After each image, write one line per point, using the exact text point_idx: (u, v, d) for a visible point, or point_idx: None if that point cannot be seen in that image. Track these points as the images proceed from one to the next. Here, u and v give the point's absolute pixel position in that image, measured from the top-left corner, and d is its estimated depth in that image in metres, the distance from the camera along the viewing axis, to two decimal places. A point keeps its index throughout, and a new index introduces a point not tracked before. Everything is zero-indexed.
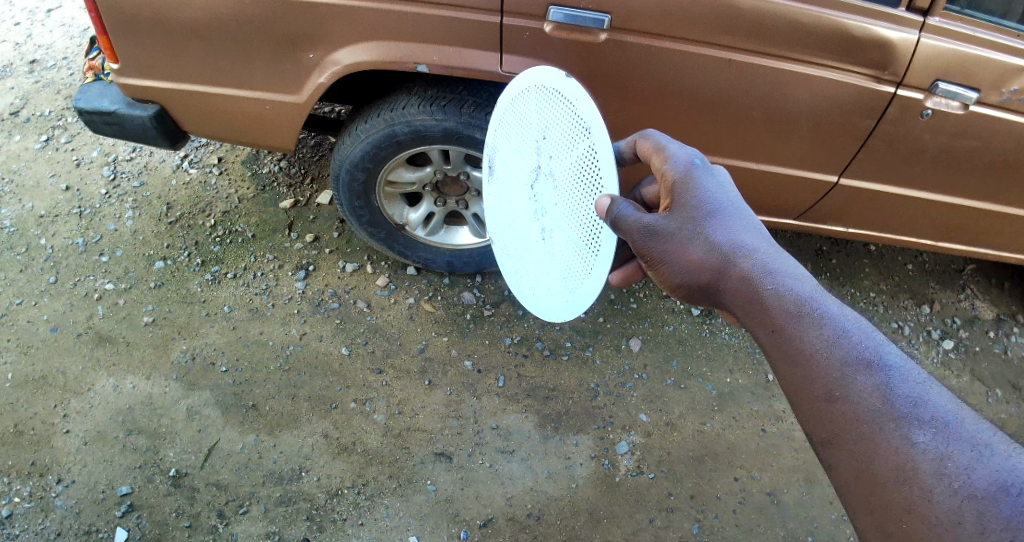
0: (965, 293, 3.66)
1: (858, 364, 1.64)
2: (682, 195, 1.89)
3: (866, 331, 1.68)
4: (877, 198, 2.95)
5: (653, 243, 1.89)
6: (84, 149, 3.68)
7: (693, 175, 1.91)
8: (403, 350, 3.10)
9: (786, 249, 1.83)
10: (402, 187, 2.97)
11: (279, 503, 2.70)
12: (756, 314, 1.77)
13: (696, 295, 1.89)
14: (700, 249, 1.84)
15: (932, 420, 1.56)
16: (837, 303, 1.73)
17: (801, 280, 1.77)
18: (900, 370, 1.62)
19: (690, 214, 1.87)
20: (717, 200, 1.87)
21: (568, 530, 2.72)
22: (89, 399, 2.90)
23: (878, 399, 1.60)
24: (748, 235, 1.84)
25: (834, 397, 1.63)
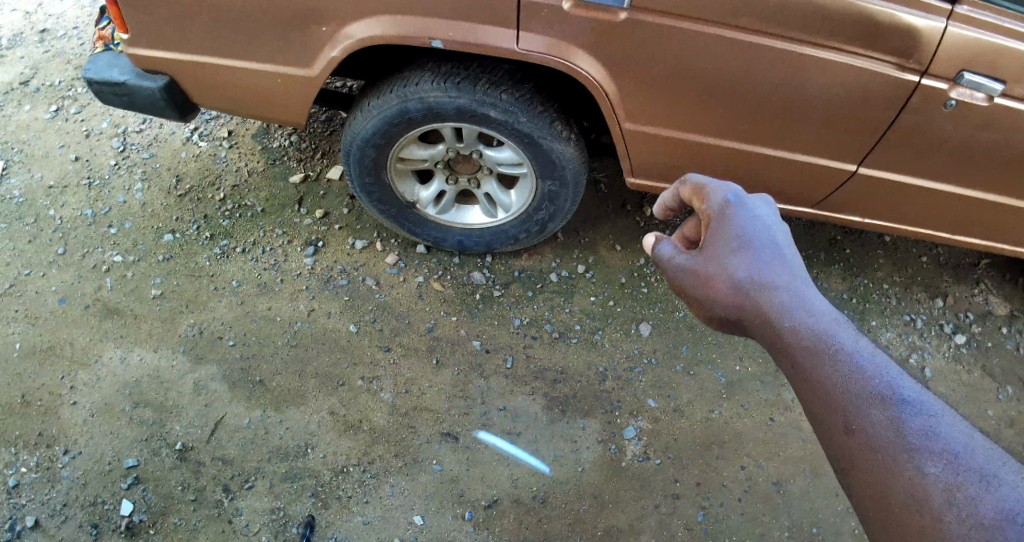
0: (979, 287, 3.60)
1: (874, 398, 1.64)
2: (713, 230, 1.90)
3: (885, 365, 1.68)
4: (893, 189, 2.90)
5: (685, 277, 1.92)
6: (93, 120, 3.65)
7: (727, 211, 1.90)
8: (412, 328, 3.09)
9: (813, 282, 1.83)
10: (414, 164, 2.94)
11: (284, 479, 2.71)
12: (781, 347, 1.78)
13: (728, 326, 1.90)
14: (728, 281, 1.85)
15: (944, 453, 1.55)
16: (858, 336, 1.73)
17: (827, 314, 1.76)
18: (916, 404, 1.62)
19: (719, 248, 1.87)
20: (747, 233, 1.86)
21: (573, 513, 2.73)
22: (96, 370, 2.90)
23: (892, 432, 1.59)
24: (777, 267, 1.83)
25: (850, 430, 1.63)
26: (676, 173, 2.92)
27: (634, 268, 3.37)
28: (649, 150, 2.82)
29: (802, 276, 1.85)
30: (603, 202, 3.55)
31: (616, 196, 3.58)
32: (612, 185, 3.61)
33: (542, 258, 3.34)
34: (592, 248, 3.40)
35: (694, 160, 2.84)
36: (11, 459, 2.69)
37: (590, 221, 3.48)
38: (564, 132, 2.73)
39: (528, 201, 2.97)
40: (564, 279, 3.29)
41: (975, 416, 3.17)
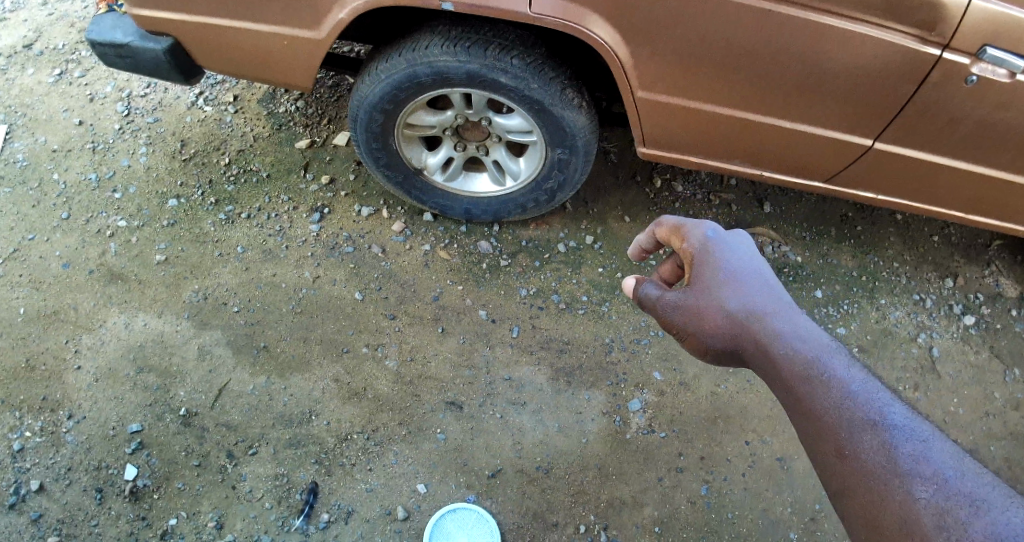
0: (990, 269, 3.54)
1: (864, 424, 1.69)
2: (700, 269, 1.95)
3: (875, 392, 1.74)
4: (908, 165, 2.85)
5: (674, 313, 1.96)
6: (97, 84, 3.59)
7: (709, 249, 1.96)
8: (417, 297, 3.06)
9: (800, 313, 1.91)
10: (422, 130, 2.90)
11: (288, 445, 2.71)
12: (774, 378, 1.84)
13: (720, 359, 1.95)
14: (718, 314, 1.90)
15: (934, 476, 1.58)
16: (847, 365, 1.79)
17: (816, 343, 1.83)
18: (905, 429, 1.67)
19: (708, 285, 1.93)
20: (732, 267, 1.94)
21: (576, 484, 2.73)
22: (100, 335, 2.88)
23: (884, 456, 1.63)
24: (764, 299, 1.91)
25: (844, 455, 1.67)
26: (687, 145, 2.88)
27: None
28: (660, 121, 2.78)
29: (790, 306, 1.92)
30: (613, 172, 3.51)
31: (626, 166, 3.53)
32: (622, 155, 3.56)
33: (550, 229, 3.30)
34: (600, 219, 3.36)
35: (705, 132, 2.80)
36: (15, 423, 2.69)
37: (599, 192, 3.44)
38: (576, 99, 2.69)
39: (537, 169, 2.94)
40: (572, 251, 3.25)
41: (981, 398, 3.15)
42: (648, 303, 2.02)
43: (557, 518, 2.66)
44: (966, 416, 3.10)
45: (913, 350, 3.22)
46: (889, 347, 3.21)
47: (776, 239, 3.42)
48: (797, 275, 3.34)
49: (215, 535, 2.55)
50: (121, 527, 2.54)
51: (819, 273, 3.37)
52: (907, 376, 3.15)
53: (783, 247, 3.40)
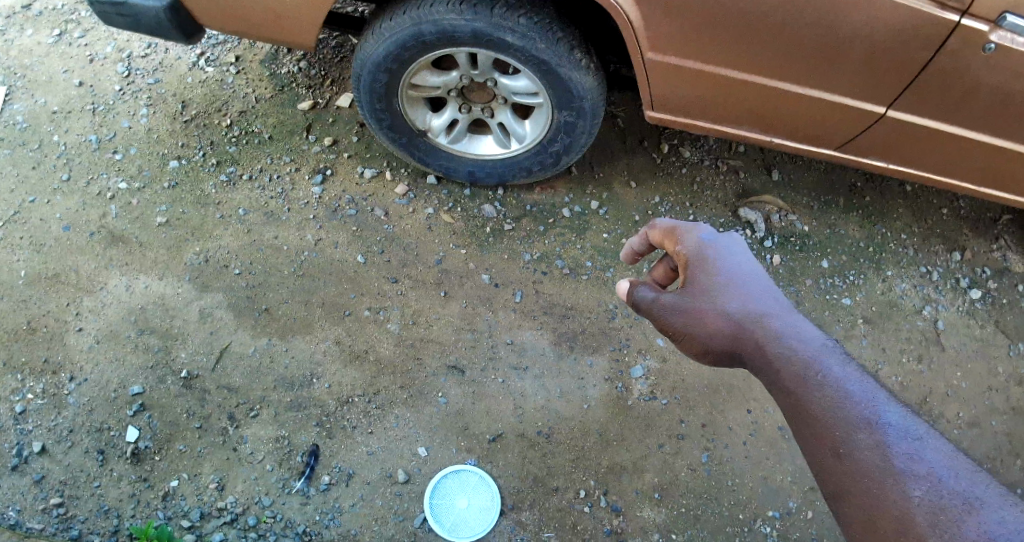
0: (998, 243, 3.50)
1: (861, 423, 1.68)
2: (697, 271, 1.90)
3: (870, 392, 1.72)
4: (920, 135, 2.80)
5: (671, 316, 1.89)
6: (97, 45, 3.50)
7: (705, 250, 1.91)
8: (420, 261, 3.04)
9: (797, 312, 1.87)
10: (426, 91, 2.86)
11: (290, 408, 2.70)
12: (772, 379, 1.81)
13: (718, 361, 1.90)
14: (717, 316, 1.85)
15: (927, 475, 1.59)
16: (845, 364, 1.77)
17: (813, 343, 1.81)
18: (900, 428, 1.67)
19: (705, 287, 1.88)
20: (729, 269, 1.89)
21: (577, 449, 2.73)
22: (101, 297, 2.86)
23: (881, 455, 1.63)
24: (761, 299, 1.87)
25: (841, 454, 1.66)
26: (695, 109, 2.84)
27: (648, 206, 3.29)
28: (667, 84, 2.74)
29: (787, 306, 1.89)
30: (619, 137, 3.46)
31: (633, 132, 3.48)
32: (629, 121, 3.51)
33: (555, 193, 3.27)
34: (606, 185, 3.32)
35: (713, 96, 2.76)
36: (17, 385, 2.67)
37: (605, 157, 3.40)
38: (584, 61, 2.65)
39: (543, 132, 2.91)
40: (577, 216, 3.22)
41: (984, 372, 3.13)
42: (644, 306, 1.93)
43: (558, 483, 2.66)
44: (969, 390, 3.08)
45: (918, 322, 3.19)
46: (894, 319, 3.19)
47: (783, 208, 3.38)
48: (803, 244, 3.30)
49: (217, 496, 2.54)
50: (123, 488, 2.53)
51: (826, 243, 3.33)
52: (911, 348, 3.13)
53: (790, 216, 3.36)
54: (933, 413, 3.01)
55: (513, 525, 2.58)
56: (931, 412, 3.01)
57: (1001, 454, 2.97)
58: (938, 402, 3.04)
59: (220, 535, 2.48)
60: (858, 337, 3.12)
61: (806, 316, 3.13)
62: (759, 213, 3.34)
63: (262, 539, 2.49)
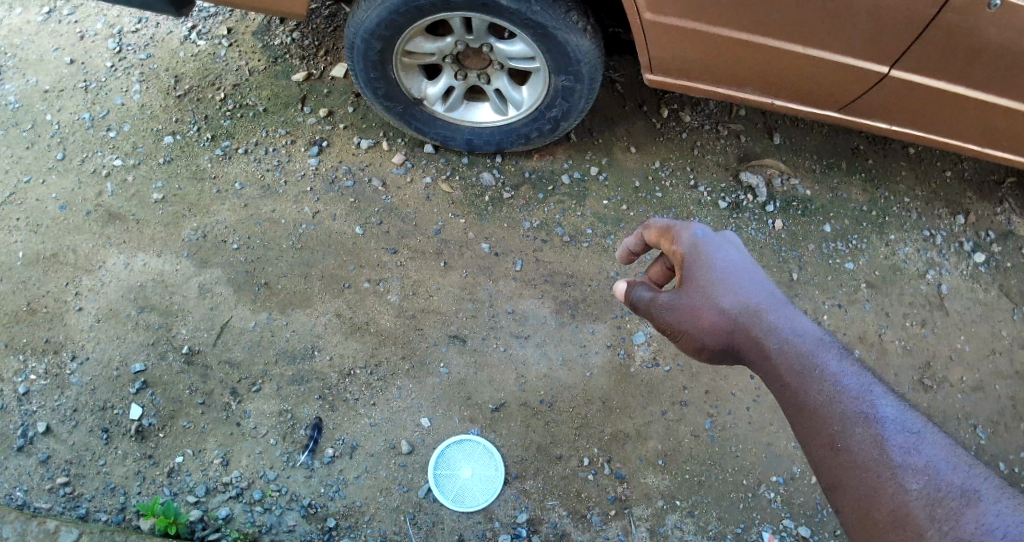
0: (1002, 207, 3.46)
1: (857, 416, 1.67)
2: (693, 269, 1.87)
3: (866, 386, 1.71)
4: (924, 95, 2.76)
5: (668, 314, 1.87)
6: (87, 21, 3.43)
7: (700, 249, 1.88)
8: (419, 231, 3.02)
9: (794, 307, 1.86)
10: (422, 58, 2.84)
11: (291, 382, 2.70)
12: (769, 374, 1.80)
13: (717, 357, 1.89)
14: (714, 312, 1.83)
15: (924, 467, 1.57)
16: (841, 358, 1.76)
17: (810, 338, 1.80)
18: (897, 420, 1.65)
19: (701, 285, 1.85)
20: (726, 265, 1.86)
21: (580, 417, 2.72)
22: (100, 276, 2.84)
23: (877, 449, 1.61)
24: (758, 295, 1.85)
25: (837, 447, 1.65)
26: (695, 71, 2.81)
27: (648, 172, 3.26)
28: (664, 46, 2.71)
29: (783, 300, 1.87)
30: (618, 102, 3.42)
31: (632, 97, 3.44)
32: (628, 87, 3.46)
33: (554, 160, 3.24)
34: (605, 151, 3.29)
35: (713, 58, 2.73)
36: (20, 366, 2.66)
37: (604, 122, 3.36)
38: (580, 23, 2.63)
39: (541, 98, 2.88)
40: (576, 183, 3.19)
41: (988, 335, 3.11)
42: (641, 306, 1.92)
43: (562, 451, 2.66)
44: (972, 353, 3.06)
45: (921, 286, 3.17)
46: (897, 283, 3.16)
47: (785, 172, 3.35)
48: (805, 209, 3.27)
49: (222, 471, 2.54)
50: (128, 465, 2.53)
51: (828, 207, 3.30)
52: (914, 311, 3.11)
53: (791, 181, 3.33)
54: (937, 376, 2.99)
55: (518, 494, 2.58)
56: (935, 376, 2.99)
57: (1006, 417, 2.96)
58: (942, 366, 3.02)
59: (226, 510, 2.48)
60: (861, 302, 3.10)
61: (809, 280, 3.11)
62: (760, 177, 3.30)
63: (268, 512, 2.49)
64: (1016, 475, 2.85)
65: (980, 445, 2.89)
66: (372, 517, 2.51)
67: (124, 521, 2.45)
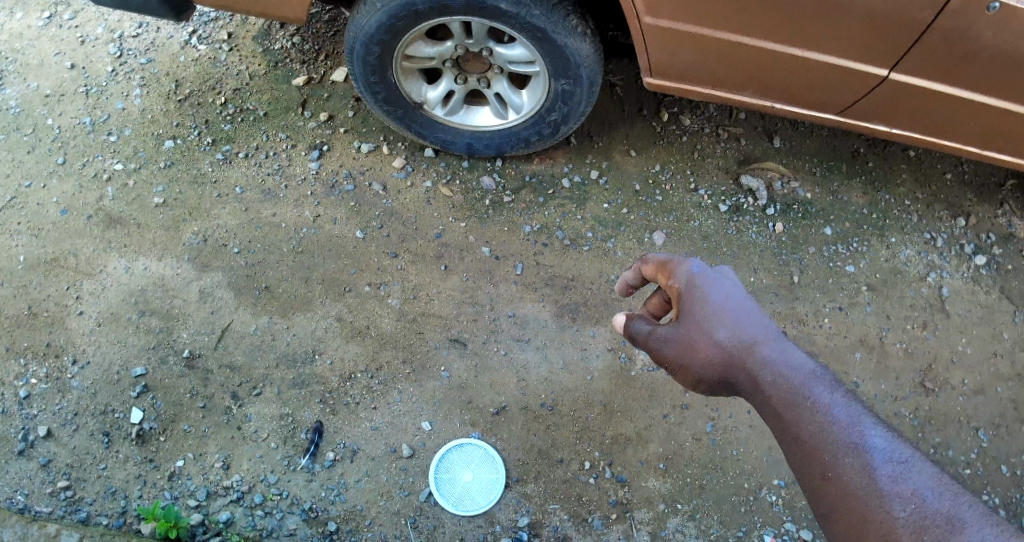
0: (1003, 209, 3.45)
1: (846, 446, 1.60)
2: (688, 303, 1.84)
3: (857, 415, 1.64)
4: (924, 98, 2.76)
5: (665, 348, 1.85)
6: (88, 26, 3.44)
7: (695, 282, 1.84)
8: (420, 235, 3.02)
9: (788, 339, 1.80)
10: (421, 62, 2.85)
11: (292, 386, 2.70)
12: (761, 404, 1.75)
13: (713, 390, 1.85)
14: (708, 345, 1.80)
15: (911, 496, 1.50)
16: (832, 388, 1.69)
17: (801, 368, 1.74)
18: (885, 450, 1.58)
19: (696, 319, 1.82)
20: (720, 299, 1.82)
21: (581, 421, 2.72)
22: (101, 280, 2.84)
23: (866, 479, 1.55)
24: (752, 326, 1.80)
25: (827, 477, 1.58)
26: (695, 74, 2.81)
27: (649, 175, 3.26)
28: (663, 49, 2.72)
29: (777, 331, 1.81)
30: (618, 106, 3.42)
31: (632, 100, 3.44)
32: (628, 90, 3.47)
33: (555, 163, 3.24)
34: (606, 154, 3.29)
35: (713, 62, 2.73)
36: (21, 370, 2.66)
37: (604, 125, 3.36)
38: (579, 27, 2.63)
39: (540, 101, 2.89)
40: (577, 186, 3.19)
41: (990, 338, 3.11)
42: (639, 339, 1.89)
43: (562, 455, 2.66)
44: (974, 356, 3.06)
45: (922, 289, 3.17)
46: (898, 286, 3.16)
47: (785, 175, 3.35)
48: (806, 212, 3.27)
49: (223, 475, 2.54)
50: (129, 469, 2.53)
51: (829, 210, 3.30)
52: (915, 314, 3.11)
53: (792, 184, 3.33)
54: (938, 379, 2.99)
55: (519, 498, 2.58)
56: (936, 379, 2.99)
57: (1007, 420, 2.95)
58: (943, 368, 3.02)
59: (227, 514, 2.48)
60: (862, 304, 3.10)
61: (810, 283, 3.11)
62: (761, 180, 3.30)
63: (269, 516, 2.49)
64: (1018, 478, 2.85)
65: (982, 448, 2.89)
66: (373, 521, 2.51)
67: (124, 525, 2.45)
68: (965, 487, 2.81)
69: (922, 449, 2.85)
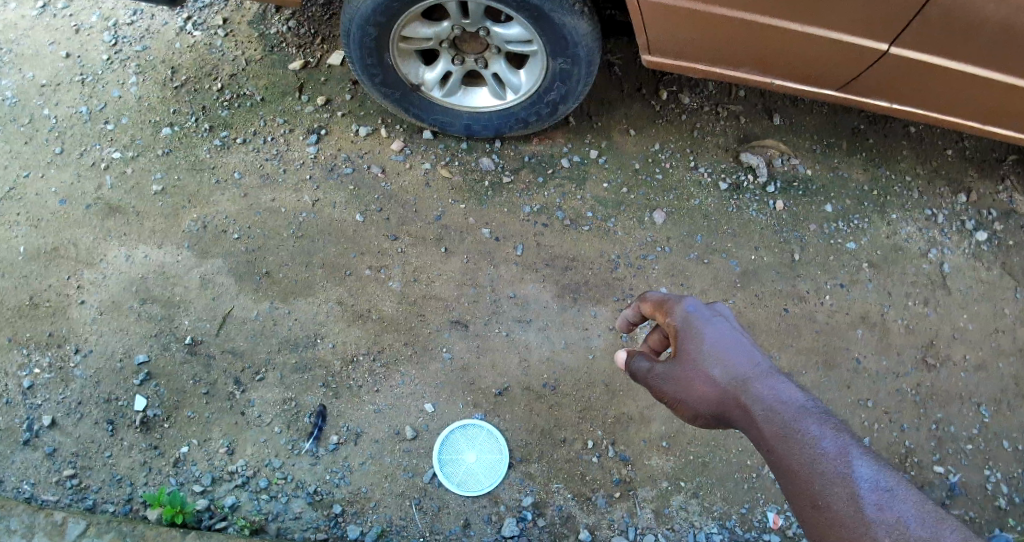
0: (1004, 184, 3.43)
1: (834, 477, 1.51)
2: (684, 342, 1.77)
3: (847, 445, 1.54)
4: (927, 74, 2.73)
5: (664, 384, 1.78)
6: (81, 14, 3.40)
7: (692, 321, 1.77)
8: (420, 217, 3.02)
9: (782, 372, 1.70)
10: (418, 43, 2.84)
11: (295, 370, 2.70)
12: (754, 438, 1.65)
13: (712, 425, 1.77)
14: (704, 381, 1.72)
15: (896, 523, 1.43)
16: (822, 419, 1.59)
17: (793, 401, 1.63)
18: (872, 477, 1.49)
19: (692, 356, 1.75)
20: (714, 335, 1.75)
21: (583, 400, 2.73)
22: (101, 269, 2.84)
23: (854, 508, 1.47)
24: (747, 362, 1.72)
25: (817, 506, 1.51)
26: (692, 52, 2.81)
27: (648, 154, 3.25)
28: (660, 25, 2.71)
29: (773, 366, 1.71)
30: (617, 85, 3.41)
31: (631, 79, 3.42)
32: (626, 69, 3.45)
33: (554, 144, 3.23)
34: (605, 133, 3.28)
35: (710, 38, 2.72)
36: (23, 360, 2.67)
37: (603, 105, 3.35)
38: (576, 5, 2.62)
39: (538, 81, 2.87)
40: (576, 166, 3.18)
41: (991, 314, 3.11)
42: (640, 375, 1.84)
43: (565, 434, 2.67)
44: (976, 332, 3.06)
45: (923, 265, 3.17)
46: (899, 262, 3.16)
47: (785, 152, 3.34)
48: (806, 189, 3.26)
49: (228, 460, 2.55)
50: (134, 456, 2.54)
51: (829, 187, 3.29)
52: (917, 291, 3.11)
53: (792, 161, 3.32)
54: (940, 355, 2.99)
55: (522, 477, 2.59)
56: (938, 354, 2.99)
57: (1009, 395, 2.96)
58: (944, 345, 3.02)
59: (233, 499, 2.49)
60: (864, 281, 3.10)
61: (811, 261, 3.11)
62: (761, 158, 3.29)
63: (274, 500, 2.51)
64: (1019, 453, 2.86)
65: (983, 424, 2.89)
66: (378, 503, 2.52)
67: (131, 512, 2.47)
68: (966, 462, 2.82)
69: (924, 426, 2.86)
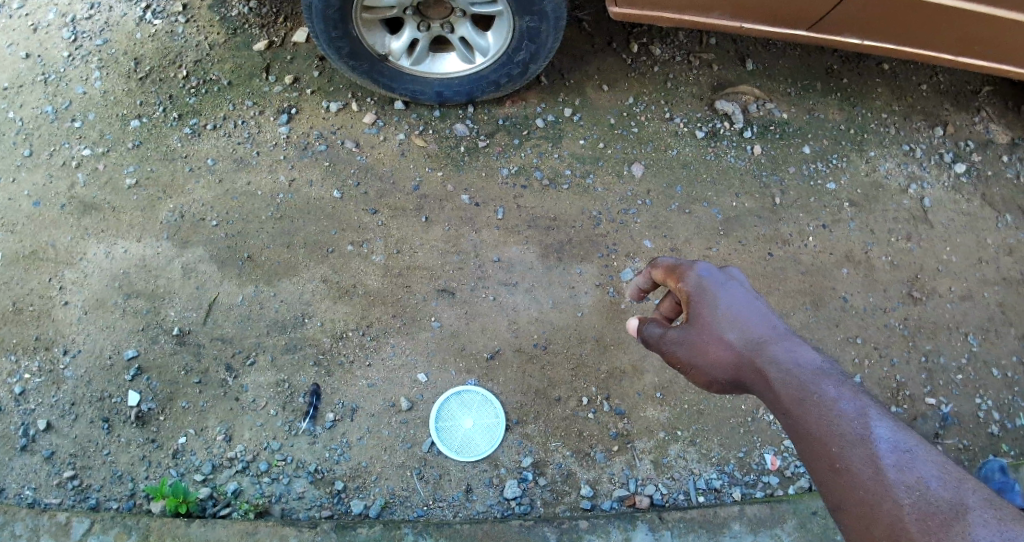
0: (980, 116, 3.44)
1: (852, 439, 1.45)
2: (699, 307, 1.75)
3: (866, 406, 1.49)
4: (893, 7, 2.72)
5: (678, 350, 1.75)
6: (38, 12, 3.32)
7: (705, 285, 1.76)
8: (398, 188, 3.00)
9: (797, 336, 1.67)
10: (382, 13, 2.82)
11: (286, 350, 2.70)
12: (771, 401, 1.60)
13: (727, 391, 1.73)
14: (718, 344, 1.70)
15: (917, 484, 1.37)
16: (838, 381, 1.54)
17: (808, 362, 1.59)
18: (891, 438, 1.43)
19: (706, 319, 1.73)
20: (728, 300, 1.73)
21: (576, 358, 2.74)
22: (82, 269, 2.81)
23: (875, 470, 1.40)
24: (762, 325, 1.69)
25: (836, 468, 1.45)
26: None
27: (623, 108, 3.23)
28: None
29: (788, 329, 1.69)
30: (587, 41, 3.38)
31: (601, 34, 3.40)
32: (595, 24, 3.42)
33: (527, 105, 3.20)
34: (578, 91, 3.25)
35: None
36: (13, 367, 2.64)
37: (573, 62, 3.32)
38: None
39: (506, 42, 2.86)
40: (551, 126, 3.16)
41: (974, 245, 3.13)
42: (653, 342, 1.83)
43: (560, 393, 2.69)
44: (960, 264, 3.08)
45: (904, 201, 3.18)
46: (880, 200, 3.17)
47: (760, 98, 3.33)
48: (783, 132, 3.26)
49: (226, 447, 2.55)
50: (133, 452, 2.54)
51: (806, 129, 3.29)
52: (899, 226, 3.13)
53: (768, 105, 3.31)
54: (926, 288, 3.02)
55: (521, 439, 2.61)
56: (923, 288, 3.02)
57: (996, 323, 2.99)
58: (930, 278, 3.04)
59: (235, 485, 2.50)
60: (846, 220, 3.11)
61: (792, 203, 3.11)
62: (736, 104, 3.28)
63: (275, 482, 2.51)
64: (1009, 380, 2.90)
65: (973, 353, 2.93)
66: (379, 476, 2.53)
67: (135, 507, 2.47)
68: (957, 392, 2.86)
69: (914, 359, 2.89)
